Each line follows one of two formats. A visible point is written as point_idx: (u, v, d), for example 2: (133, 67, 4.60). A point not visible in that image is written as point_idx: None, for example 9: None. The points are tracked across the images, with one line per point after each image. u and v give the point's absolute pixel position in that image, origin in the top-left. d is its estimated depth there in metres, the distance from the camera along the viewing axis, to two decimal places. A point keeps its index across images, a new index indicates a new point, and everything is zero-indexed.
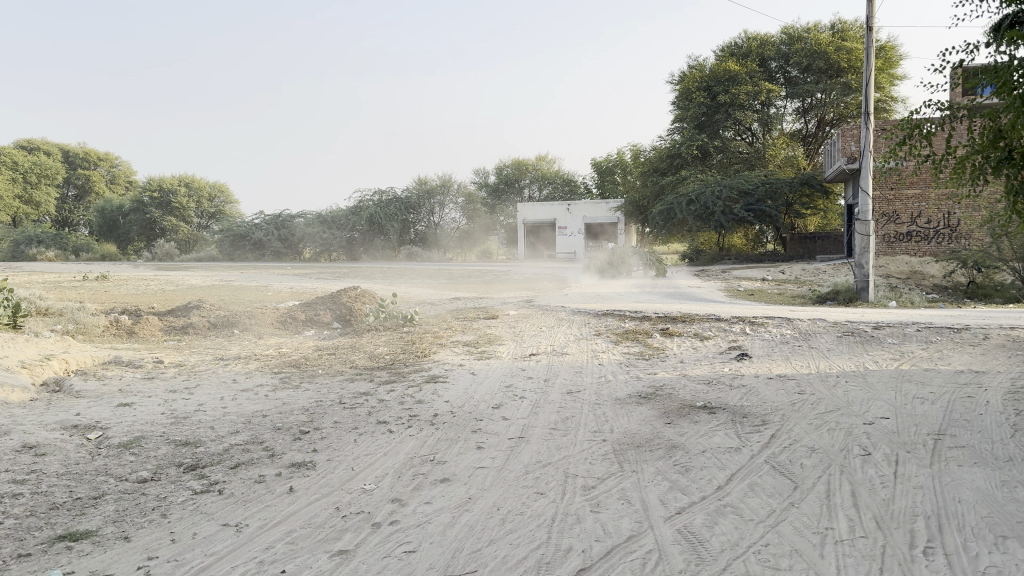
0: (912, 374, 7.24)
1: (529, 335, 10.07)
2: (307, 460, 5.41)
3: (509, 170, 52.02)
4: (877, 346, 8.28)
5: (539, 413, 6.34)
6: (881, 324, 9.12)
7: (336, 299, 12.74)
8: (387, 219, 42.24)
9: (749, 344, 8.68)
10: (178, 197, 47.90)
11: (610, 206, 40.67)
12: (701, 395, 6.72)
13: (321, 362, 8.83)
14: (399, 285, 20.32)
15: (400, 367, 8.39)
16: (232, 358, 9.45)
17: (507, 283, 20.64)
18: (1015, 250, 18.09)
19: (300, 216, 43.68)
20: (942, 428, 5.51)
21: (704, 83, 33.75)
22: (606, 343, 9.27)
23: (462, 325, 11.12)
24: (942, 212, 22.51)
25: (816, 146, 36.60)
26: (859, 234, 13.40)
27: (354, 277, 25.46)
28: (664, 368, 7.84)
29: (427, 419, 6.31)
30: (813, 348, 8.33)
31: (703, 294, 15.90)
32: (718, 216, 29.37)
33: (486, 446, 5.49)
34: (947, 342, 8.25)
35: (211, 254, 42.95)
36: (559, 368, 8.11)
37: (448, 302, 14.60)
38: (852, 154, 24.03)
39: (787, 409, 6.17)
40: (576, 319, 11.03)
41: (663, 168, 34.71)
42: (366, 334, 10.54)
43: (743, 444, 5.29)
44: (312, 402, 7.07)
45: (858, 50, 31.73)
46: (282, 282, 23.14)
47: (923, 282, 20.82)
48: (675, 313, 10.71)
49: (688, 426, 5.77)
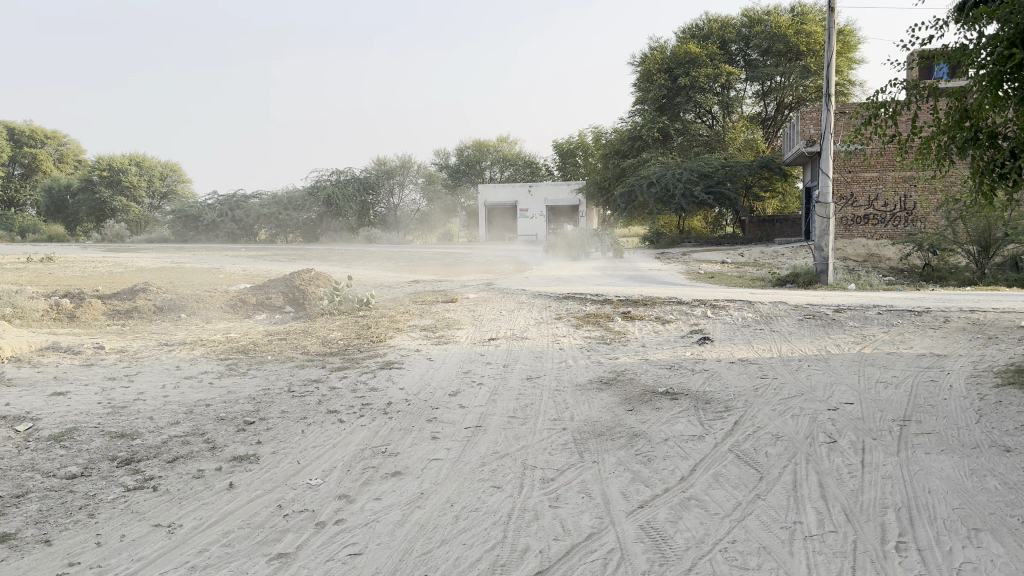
0: (875, 358, 7.17)
1: (488, 319, 9.82)
2: (250, 454, 5.12)
3: (470, 151, 51.52)
4: (839, 330, 8.20)
5: (497, 401, 6.12)
6: (843, 307, 9.05)
7: (289, 282, 12.33)
8: (345, 200, 41.50)
9: (711, 327, 8.54)
10: (128, 176, 46.49)
11: (572, 188, 40.53)
12: (663, 380, 6.54)
13: (271, 348, 8.47)
14: (355, 267, 19.82)
15: (354, 353, 8.10)
16: (177, 344, 9.04)
17: (468, 266, 20.31)
18: (970, 233, 18.47)
19: (255, 197, 42.71)
20: (907, 414, 5.42)
21: (665, 65, 33.61)
22: (566, 327, 9.06)
23: (419, 309, 10.82)
24: (899, 195, 22.75)
25: (775, 129, 36.78)
26: (819, 216, 13.36)
27: (309, 259, 24.87)
28: (626, 352, 7.66)
29: (379, 408, 6.03)
30: (775, 332, 8.21)
31: (665, 276, 15.78)
32: (679, 198, 29.39)
33: (441, 437, 5.24)
34: (908, 325, 8.21)
35: (163, 235, 41.79)
36: (518, 353, 7.88)
37: (406, 284, 14.25)
38: (811, 137, 24.10)
39: (750, 394, 6.01)
40: (537, 302, 10.81)
41: (624, 150, 34.59)
42: (319, 319, 10.20)
43: (706, 432, 5.11)
44: (259, 391, 6.75)
45: (818, 34, 31.87)
46: (235, 265, 22.52)
47: (879, 265, 21.06)
48: (637, 296, 10.55)
49: (650, 413, 5.59)
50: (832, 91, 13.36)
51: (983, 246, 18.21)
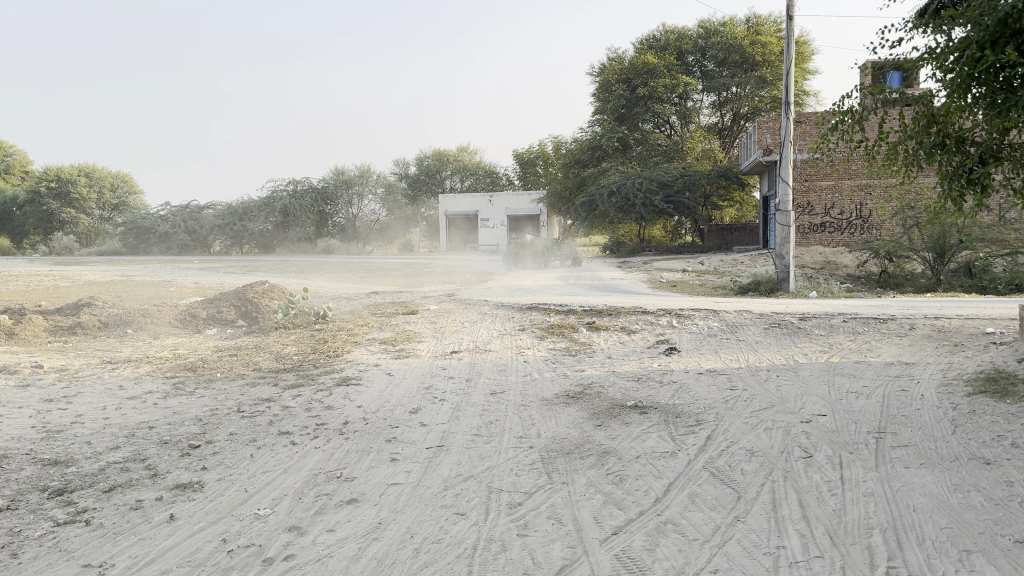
0: (843, 367, 7.05)
1: (449, 331, 9.53)
2: (194, 481, 4.78)
3: (430, 161, 51.18)
4: (806, 338, 8.08)
5: (460, 418, 5.83)
6: (808, 314, 8.95)
7: (242, 295, 11.89)
8: (302, 210, 40.81)
9: (677, 337, 8.37)
10: (77, 187, 45.17)
11: (532, 198, 40.45)
12: (631, 393, 6.32)
13: (222, 365, 8.07)
14: (312, 279, 19.35)
15: (309, 369, 7.75)
16: (121, 361, 8.58)
17: (429, 276, 20.00)
18: (925, 240, 18.65)
19: (209, 207, 41.80)
20: (881, 426, 5.29)
21: (623, 75, 33.70)
22: (530, 339, 8.81)
23: (378, 321, 10.48)
24: (855, 204, 23.01)
25: (732, 139, 37.09)
26: (780, 224, 13.31)
27: (265, 271, 24.28)
28: (592, 364, 7.44)
29: (335, 428, 5.71)
30: (742, 341, 8.06)
31: (627, 285, 15.64)
32: (639, 208, 29.44)
33: (401, 459, 4.95)
34: (875, 334, 8.13)
35: (114, 248, 40.62)
36: (481, 367, 7.61)
37: (364, 296, 13.88)
38: (767, 146, 24.25)
39: (720, 406, 5.82)
40: (499, 313, 10.55)
41: (584, 160, 34.55)
42: (273, 333, 9.81)
43: (679, 447, 4.89)
44: (207, 412, 6.37)
45: (773, 45, 32.24)
46: (187, 278, 21.86)
47: (837, 272, 21.25)
48: (601, 306, 10.36)
49: (619, 429, 5.36)
50: (791, 98, 13.32)
51: (938, 253, 18.37)
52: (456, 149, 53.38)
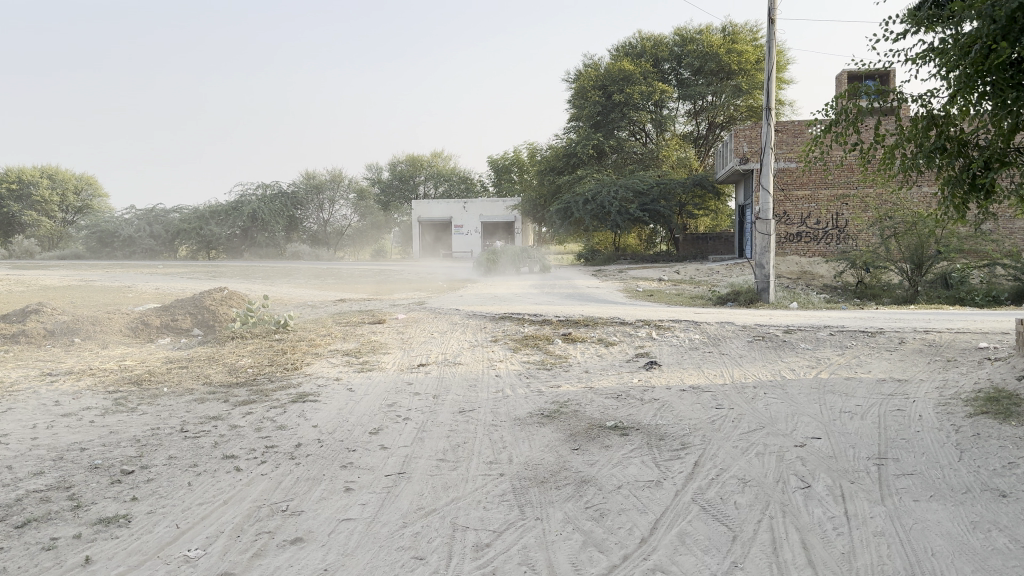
0: (833, 384, 6.66)
1: (417, 342, 9.01)
2: (121, 514, 4.20)
3: (403, 166, 50.59)
4: (791, 351, 7.68)
5: (424, 440, 5.34)
6: (793, 326, 8.55)
7: (198, 302, 11.27)
8: (272, 215, 40.00)
9: (657, 350, 7.93)
10: (39, 189, 43.93)
11: (507, 204, 40.04)
12: (610, 412, 5.86)
13: (170, 380, 7.49)
14: (277, 286, 18.69)
15: (264, 384, 7.21)
16: (62, 373, 7.94)
17: (399, 284, 19.46)
18: (903, 250, 18.40)
19: (176, 211, 40.84)
20: (881, 450, 4.89)
21: (599, 82, 33.40)
22: (502, 351, 8.33)
23: (342, 331, 9.94)
24: (831, 213, 22.86)
25: (706, 148, 36.96)
26: (761, 232, 12.95)
27: (231, 277, 23.57)
28: (567, 379, 6.98)
29: (286, 452, 5.19)
30: (725, 354, 7.64)
31: (603, 294, 15.21)
32: (615, 216, 29.14)
33: (357, 488, 4.45)
34: (863, 348, 7.76)
35: (76, 251, 39.45)
36: (450, 382, 7.12)
37: (330, 304, 13.29)
38: (743, 155, 23.94)
39: (707, 427, 5.38)
40: (471, 323, 10.07)
41: (559, 167, 34.16)
42: (229, 344, 9.23)
43: (664, 475, 4.43)
44: (148, 433, 5.81)
45: (748, 53, 32.20)
46: (148, 283, 21.05)
47: (813, 283, 21.08)
48: (577, 316, 9.91)
49: (598, 453, 4.90)
50: (771, 104, 12.98)
51: (915, 263, 18.22)
52: (430, 154, 52.83)
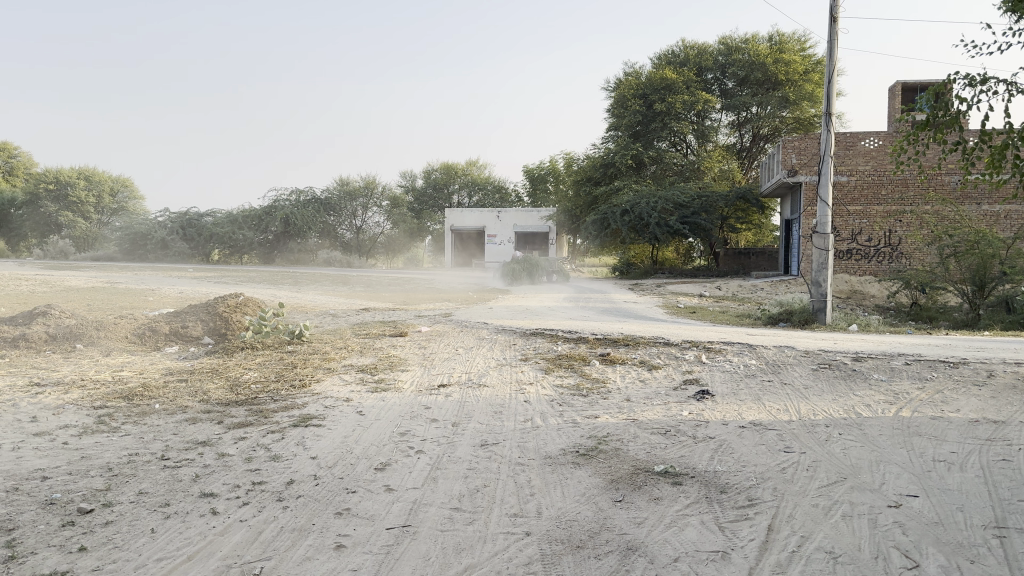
0: (919, 425, 5.69)
1: (440, 359, 8.19)
2: (61, 571, 3.43)
3: (438, 174, 50.02)
4: (863, 383, 6.72)
5: (437, 481, 4.50)
6: (862, 353, 7.56)
7: (210, 309, 10.58)
8: (305, 222, 39.62)
9: (708, 376, 7.01)
10: (77, 191, 44.16)
11: (542, 214, 39.23)
12: (658, 452, 4.97)
13: (163, 395, 6.77)
14: (303, 293, 18.04)
15: (266, 403, 6.45)
16: (51, 384, 7.25)
17: (428, 294, 18.69)
18: (963, 270, 17.43)
19: (209, 215, 40.64)
20: (1000, 516, 3.95)
21: (640, 90, 32.48)
22: (533, 372, 7.46)
23: (360, 344, 9.15)
24: (884, 230, 21.70)
25: (750, 161, 35.82)
26: (818, 248, 11.91)
27: (258, 282, 23.10)
28: (606, 409, 6.07)
29: (273, 492, 4.40)
30: (786, 384, 6.71)
31: (643, 310, 14.26)
32: (653, 228, 28.16)
33: (352, 546, 3.64)
34: (947, 381, 6.75)
35: (109, 253, 39.38)
36: (473, 407, 6.27)
37: (352, 314, 12.56)
38: (791, 167, 22.64)
39: (778, 479, 4.50)
40: (500, 339, 9.26)
41: (597, 177, 33.27)
42: (237, 355, 8.51)
43: (731, 545, 3.56)
44: (123, 459, 5.06)
45: (796, 63, 31.06)
46: (173, 287, 20.53)
47: (865, 303, 19.89)
48: (616, 334, 9.02)
49: (646, 508, 4.04)
50: (832, 107, 11.91)
51: (977, 285, 17.04)
52: (465, 163, 52.25)
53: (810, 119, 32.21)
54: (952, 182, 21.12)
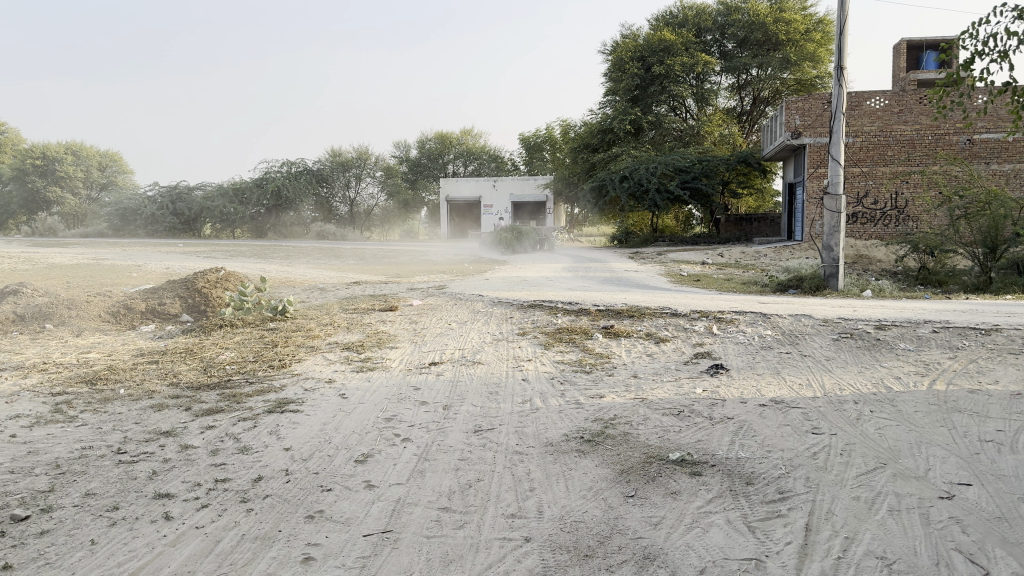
0: (959, 399, 5.15)
1: (432, 335, 7.65)
2: None
3: (432, 144, 49.13)
4: (890, 354, 6.18)
5: (424, 476, 3.97)
6: (886, 321, 7.01)
7: (189, 284, 10.00)
8: (296, 193, 38.81)
9: (720, 349, 6.48)
10: (64, 166, 43.36)
11: (538, 183, 38.53)
12: (673, 436, 4.44)
13: (130, 380, 6.23)
14: (293, 267, 17.48)
15: (241, 387, 5.91)
16: (10, 368, 6.70)
17: (422, 265, 18.12)
18: (974, 232, 16.69)
19: (199, 188, 39.85)
20: None
21: (637, 53, 31.64)
22: (531, 347, 6.92)
23: (346, 320, 8.58)
24: (890, 192, 21.08)
25: (750, 125, 35.07)
26: (829, 211, 11.28)
27: (248, 256, 22.50)
28: (612, 388, 5.54)
29: (238, 492, 3.87)
30: (806, 356, 6.17)
31: (646, 279, 13.69)
32: (653, 194, 27.52)
33: (321, 558, 3.11)
34: (980, 350, 6.20)
35: (98, 229, 38.70)
36: (466, 387, 5.74)
37: (342, 287, 11.99)
38: (795, 128, 21.87)
39: (810, 466, 3.98)
40: (495, 312, 8.71)
41: (594, 144, 32.47)
42: (215, 334, 7.97)
43: (766, 551, 3.04)
44: (74, 454, 4.52)
45: (797, 23, 30.18)
46: (160, 262, 19.92)
47: (871, 268, 19.34)
48: (620, 305, 8.47)
49: (663, 505, 3.51)
50: (844, 60, 11.24)
51: (988, 248, 16.38)
52: (460, 132, 51.36)
53: (812, 80, 31.45)
54: (960, 142, 20.48)
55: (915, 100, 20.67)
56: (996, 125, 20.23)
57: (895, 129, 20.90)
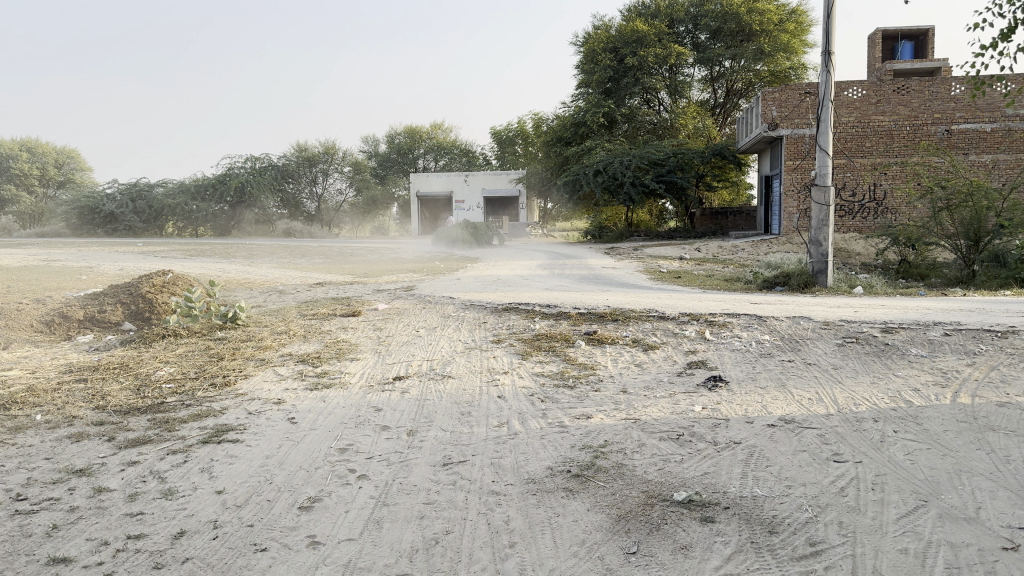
0: (989, 414, 4.57)
1: (397, 344, 6.95)
2: None
3: (402, 138, 48.21)
4: (902, 362, 5.60)
5: (382, 528, 3.29)
6: (893, 323, 6.44)
7: (133, 289, 9.15)
8: (261, 190, 37.73)
9: (715, 357, 5.86)
10: (19, 163, 41.89)
11: (510, 177, 37.95)
12: (675, 469, 3.80)
13: (51, 403, 5.46)
14: (255, 266, 16.64)
15: (177, 411, 5.17)
16: None
17: (391, 264, 17.35)
18: (957, 224, 16.21)
19: (160, 185, 38.66)
20: None
21: (610, 44, 31.07)
22: (508, 358, 6.25)
23: (303, 327, 7.83)
24: (868, 184, 20.74)
25: (724, 117, 34.69)
26: (816, 204, 10.72)
27: (209, 255, 21.63)
28: (599, 406, 4.89)
29: (152, 555, 3.15)
30: (811, 365, 5.57)
31: (624, 277, 13.09)
32: (628, 188, 26.99)
33: None
34: (1000, 355, 5.64)
35: (55, 228, 37.37)
36: (433, 407, 5.05)
37: (302, 290, 11.20)
38: (772, 120, 21.33)
39: (839, 506, 3.35)
40: (467, 316, 8.02)
41: (567, 137, 31.84)
42: (157, 346, 7.20)
43: None
44: None
45: (771, 13, 29.83)
46: (115, 263, 18.92)
47: (851, 261, 18.93)
48: (602, 307, 7.82)
49: (672, 567, 2.86)
50: (831, 46, 10.66)
51: (972, 241, 15.88)
52: (430, 125, 50.51)
53: (785, 71, 31.13)
54: (938, 132, 20.16)
55: (893, 90, 20.29)
56: (975, 114, 19.90)
57: (873, 120, 20.51)
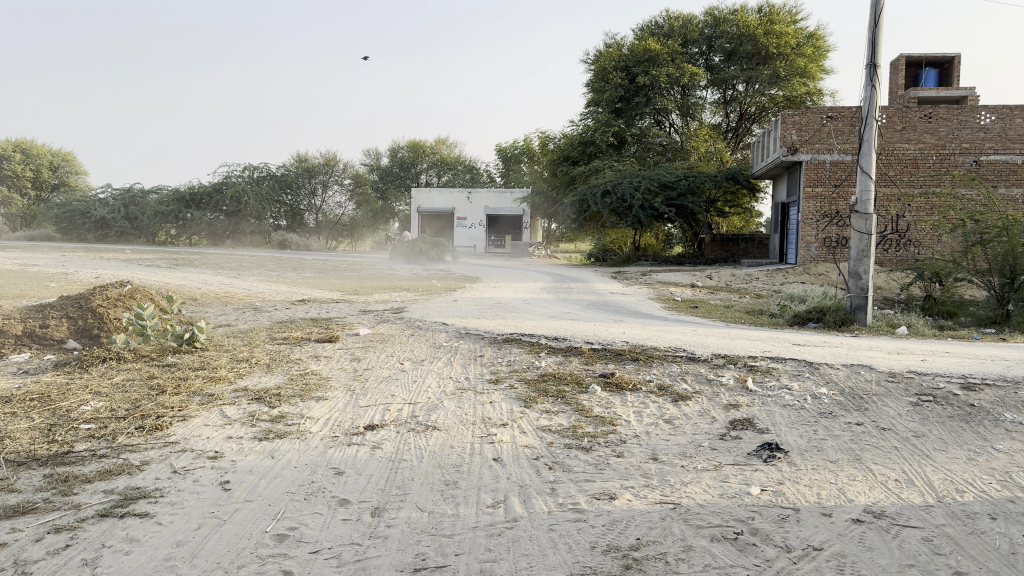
0: None
1: (376, 380, 5.82)
2: None
3: (405, 152, 47.28)
4: (1001, 431, 4.46)
5: None
6: (975, 378, 5.31)
7: (82, 303, 8.03)
8: (258, 200, 36.69)
9: (764, 416, 4.72)
10: (12, 164, 41.01)
11: (515, 196, 36.98)
12: None
13: None
14: (240, 279, 15.57)
15: (82, 466, 4.02)
16: None
17: (383, 281, 16.29)
18: (989, 259, 14.85)
19: (155, 191, 37.72)
20: None
21: (621, 63, 30.19)
22: (508, 404, 5.13)
23: (270, 354, 6.71)
24: (891, 215, 19.66)
25: (736, 141, 33.78)
26: (857, 232, 9.61)
27: (195, 264, 20.63)
28: (625, 481, 3.76)
29: None
30: (887, 433, 4.45)
31: (635, 304, 12.01)
32: (637, 211, 25.96)
33: None
34: None
35: (45, 233, 36.40)
36: (409, 474, 3.91)
37: (282, 308, 10.07)
38: (791, 143, 20.24)
39: None
40: (462, 348, 6.89)
41: (574, 156, 30.90)
42: (92, 372, 6.07)
43: None
44: None
45: (788, 36, 28.94)
46: (92, 270, 17.84)
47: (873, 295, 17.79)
48: (619, 342, 6.68)
49: None
50: (877, 58, 9.63)
51: (1008, 278, 14.46)
52: (434, 140, 49.66)
53: (802, 97, 30.19)
54: (966, 163, 19.13)
55: (920, 118, 19.24)
56: (1005, 145, 18.93)
57: (897, 148, 19.45)
